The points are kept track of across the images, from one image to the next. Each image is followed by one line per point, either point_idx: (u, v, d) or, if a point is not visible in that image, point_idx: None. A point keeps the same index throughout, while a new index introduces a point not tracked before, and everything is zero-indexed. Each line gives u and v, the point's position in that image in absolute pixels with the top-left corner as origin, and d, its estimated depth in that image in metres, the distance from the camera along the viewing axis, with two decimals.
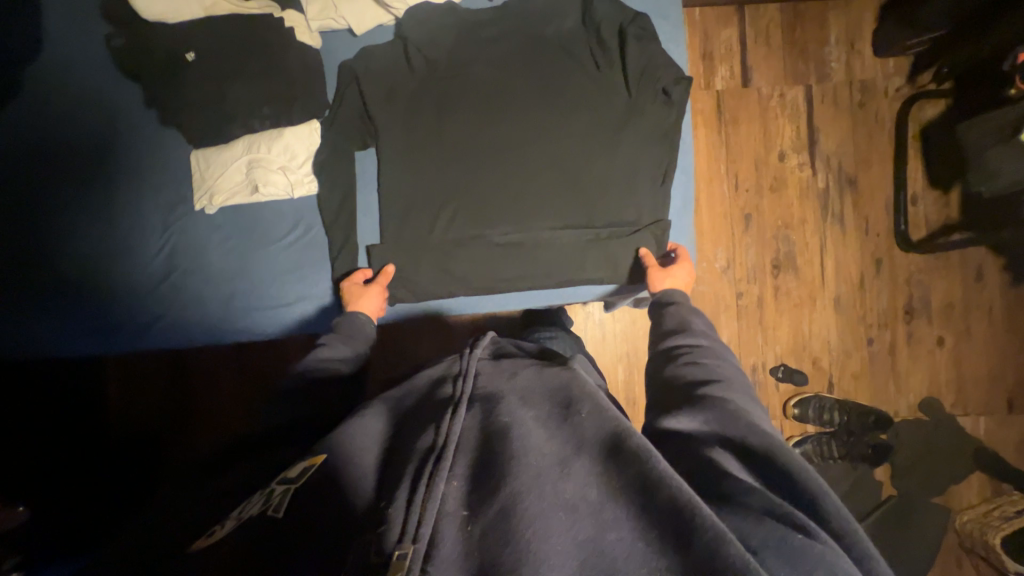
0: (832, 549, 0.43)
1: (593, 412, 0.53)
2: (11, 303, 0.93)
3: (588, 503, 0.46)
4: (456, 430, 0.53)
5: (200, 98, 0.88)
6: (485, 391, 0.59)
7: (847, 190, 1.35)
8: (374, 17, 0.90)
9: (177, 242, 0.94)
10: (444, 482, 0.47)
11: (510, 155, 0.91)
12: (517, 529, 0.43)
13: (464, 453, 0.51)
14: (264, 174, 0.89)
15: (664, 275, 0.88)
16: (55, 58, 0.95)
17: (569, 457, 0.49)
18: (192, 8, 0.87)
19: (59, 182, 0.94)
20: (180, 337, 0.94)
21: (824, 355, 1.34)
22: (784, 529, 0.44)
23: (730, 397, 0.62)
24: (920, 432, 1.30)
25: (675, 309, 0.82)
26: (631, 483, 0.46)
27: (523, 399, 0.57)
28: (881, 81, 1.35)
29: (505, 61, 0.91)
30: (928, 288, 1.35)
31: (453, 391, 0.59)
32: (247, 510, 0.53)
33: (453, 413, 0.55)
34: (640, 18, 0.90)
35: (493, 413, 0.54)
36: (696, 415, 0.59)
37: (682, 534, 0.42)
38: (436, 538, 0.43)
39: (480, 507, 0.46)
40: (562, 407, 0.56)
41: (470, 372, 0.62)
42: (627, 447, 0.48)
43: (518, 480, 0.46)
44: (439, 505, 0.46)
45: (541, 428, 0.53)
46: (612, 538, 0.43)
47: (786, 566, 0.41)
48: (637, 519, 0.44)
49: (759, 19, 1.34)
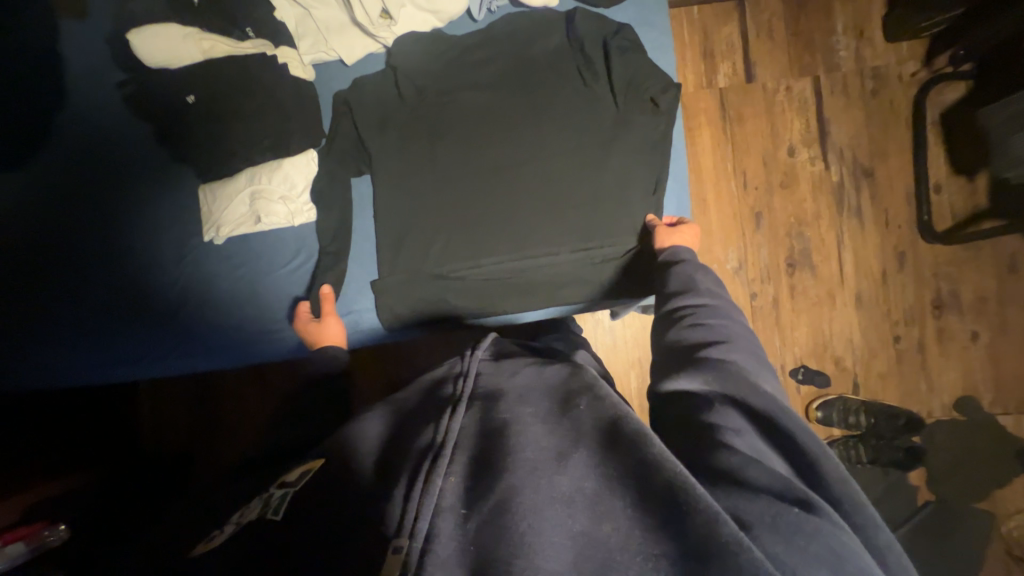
0: (837, 527, 0.43)
1: (591, 403, 0.53)
2: (41, 335, 0.99)
3: (584, 495, 0.44)
4: (455, 428, 0.53)
5: (204, 138, 0.93)
6: (487, 388, 0.59)
7: (863, 181, 1.30)
8: (364, 47, 0.94)
9: (190, 273, 0.99)
10: (442, 478, 0.48)
11: (502, 177, 0.92)
12: (511, 521, 0.43)
13: (462, 451, 0.51)
14: (266, 206, 0.91)
15: (670, 232, 0.85)
16: (76, 104, 1.01)
17: (567, 450, 0.48)
18: (191, 52, 0.91)
19: (82, 221, 1.00)
20: (193, 363, 0.98)
21: (846, 355, 1.29)
22: (780, 504, 0.44)
23: (736, 360, 0.60)
24: (956, 433, 1.24)
25: (686, 265, 0.77)
26: (628, 471, 0.45)
27: (524, 396, 0.57)
28: (895, 67, 1.30)
29: (493, 84, 0.93)
30: (959, 281, 1.28)
31: (453, 390, 0.60)
32: (246, 515, 0.55)
33: (452, 412, 0.56)
34: (623, 30, 0.90)
35: (492, 411, 0.55)
36: (697, 376, 0.58)
37: (678, 518, 0.40)
38: (433, 534, 0.43)
39: (477, 503, 0.45)
40: (561, 402, 0.55)
41: (472, 373, 0.63)
42: (625, 432, 0.47)
43: (514, 475, 0.46)
44: (435, 503, 0.46)
45: (540, 422, 0.52)
46: (607, 530, 0.42)
47: (783, 543, 0.41)
48: (635, 506, 0.43)
49: (760, 13, 1.31)
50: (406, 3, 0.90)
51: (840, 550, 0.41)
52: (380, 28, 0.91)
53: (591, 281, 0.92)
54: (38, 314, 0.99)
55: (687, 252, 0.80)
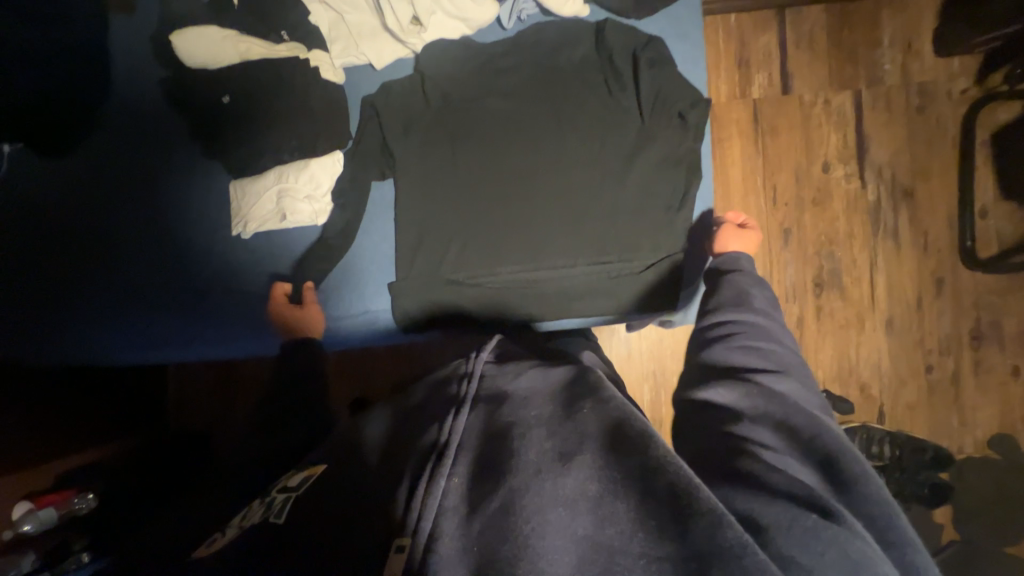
0: (857, 536, 0.42)
1: (594, 405, 0.52)
2: (79, 315, 1.04)
3: (587, 498, 0.44)
4: (458, 429, 0.53)
5: (238, 135, 0.96)
6: (490, 390, 0.60)
7: (902, 202, 1.24)
8: (393, 52, 0.96)
9: (219, 264, 1.03)
10: (445, 478, 0.48)
11: (522, 186, 0.91)
12: (516, 524, 0.42)
13: (465, 452, 0.51)
14: (291, 204, 0.94)
15: (736, 235, 0.84)
16: (121, 97, 1.06)
17: (570, 452, 0.47)
18: (229, 54, 0.95)
19: (121, 209, 1.05)
20: (215, 351, 1.02)
21: (873, 382, 1.23)
22: (798, 509, 0.44)
23: (782, 385, 0.58)
24: (988, 472, 1.17)
25: (737, 275, 0.75)
26: (630, 473, 0.44)
27: (527, 398, 0.56)
28: (945, 83, 1.23)
29: (519, 92, 0.92)
30: (1001, 312, 1.21)
31: (459, 390, 0.61)
32: (247, 520, 0.56)
33: (455, 414, 0.56)
34: (653, 43, 0.89)
35: (495, 414, 0.55)
36: (734, 389, 0.58)
37: (681, 520, 0.40)
38: (436, 532, 0.44)
39: (480, 503, 0.45)
40: (565, 404, 0.54)
41: (476, 373, 0.64)
42: (628, 434, 0.47)
43: (517, 477, 0.46)
44: (439, 502, 0.46)
45: (542, 426, 0.51)
46: (611, 532, 0.41)
47: (798, 545, 0.41)
48: (638, 509, 0.42)
49: (801, 23, 1.27)
50: (436, 11, 0.92)
51: (857, 556, 0.40)
52: (410, 35, 0.93)
53: (611, 296, 0.90)
54: (79, 295, 1.05)
55: (732, 263, 0.77)
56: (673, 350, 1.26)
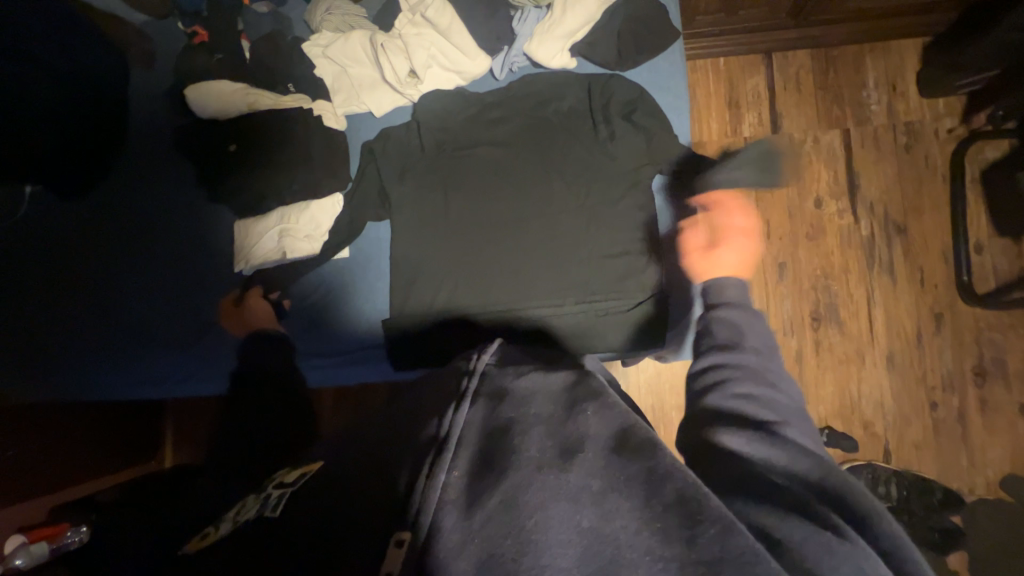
0: (871, 556, 0.41)
1: (599, 410, 0.47)
2: (81, 346, 1.07)
3: (590, 492, 0.40)
4: (459, 422, 0.46)
5: (243, 178, 1.01)
6: (493, 387, 0.51)
7: (896, 237, 1.25)
8: (392, 101, 1.02)
9: (222, 298, 1.06)
10: (445, 472, 0.42)
11: (517, 224, 0.95)
12: (519, 520, 0.39)
13: (467, 446, 0.45)
14: (292, 243, 0.98)
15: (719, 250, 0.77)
16: (141, 140, 1.13)
17: (572, 449, 0.43)
18: (238, 105, 1.01)
19: (129, 244, 1.10)
20: (211, 383, 1.03)
21: (876, 419, 1.21)
22: (810, 526, 0.43)
23: (798, 438, 0.53)
24: (1003, 517, 1.12)
25: (722, 305, 0.69)
26: (635, 476, 0.41)
27: (528, 396, 0.49)
28: (931, 122, 1.27)
29: (511, 138, 0.97)
30: (1003, 348, 1.20)
31: (464, 384, 0.52)
32: (241, 515, 0.51)
33: (456, 407, 0.48)
34: (637, 93, 0.93)
35: (500, 407, 0.48)
36: (752, 448, 0.52)
37: (688, 524, 0.38)
38: (435, 526, 0.40)
39: (481, 495, 0.41)
40: (567, 406, 0.48)
41: (478, 371, 0.53)
42: (634, 443, 0.43)
43: (517, 472, 0.42)
44: (438, 495, 0.41)
45: (545, 424, 0.46)
46: (617, 526, 0.38)
47: (813, 559, 0.40)
48: (644, 509, 0.39)
49: (788, 67, 1.32)
50: (432, 65, 0.98)
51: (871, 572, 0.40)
52: (407, 86, 0.99)
53: (595, 334, 0.91)
54: (85, 327, 1.08)
55: (717, 295, 0.70)
56: (671, 384, 1.25)
